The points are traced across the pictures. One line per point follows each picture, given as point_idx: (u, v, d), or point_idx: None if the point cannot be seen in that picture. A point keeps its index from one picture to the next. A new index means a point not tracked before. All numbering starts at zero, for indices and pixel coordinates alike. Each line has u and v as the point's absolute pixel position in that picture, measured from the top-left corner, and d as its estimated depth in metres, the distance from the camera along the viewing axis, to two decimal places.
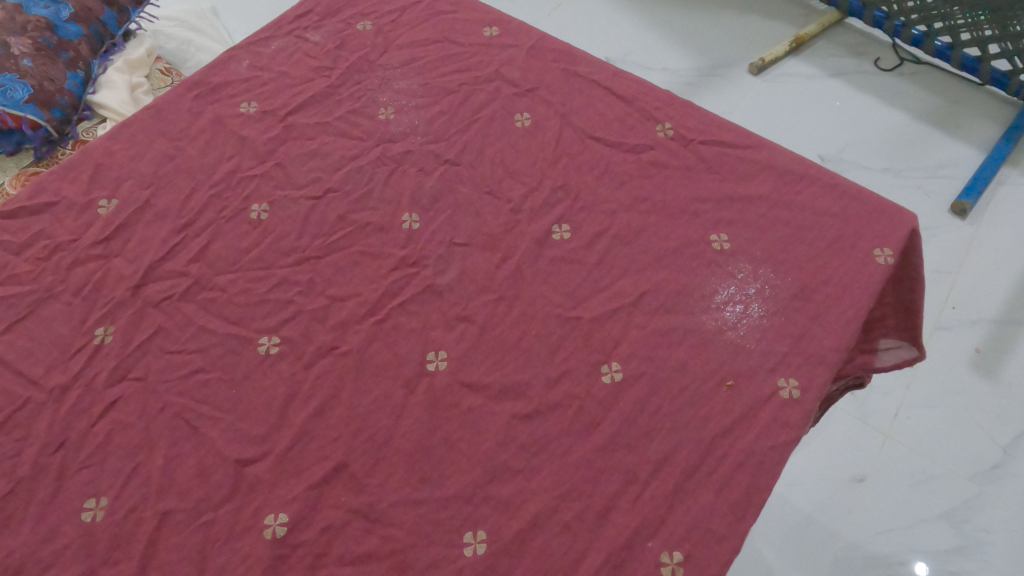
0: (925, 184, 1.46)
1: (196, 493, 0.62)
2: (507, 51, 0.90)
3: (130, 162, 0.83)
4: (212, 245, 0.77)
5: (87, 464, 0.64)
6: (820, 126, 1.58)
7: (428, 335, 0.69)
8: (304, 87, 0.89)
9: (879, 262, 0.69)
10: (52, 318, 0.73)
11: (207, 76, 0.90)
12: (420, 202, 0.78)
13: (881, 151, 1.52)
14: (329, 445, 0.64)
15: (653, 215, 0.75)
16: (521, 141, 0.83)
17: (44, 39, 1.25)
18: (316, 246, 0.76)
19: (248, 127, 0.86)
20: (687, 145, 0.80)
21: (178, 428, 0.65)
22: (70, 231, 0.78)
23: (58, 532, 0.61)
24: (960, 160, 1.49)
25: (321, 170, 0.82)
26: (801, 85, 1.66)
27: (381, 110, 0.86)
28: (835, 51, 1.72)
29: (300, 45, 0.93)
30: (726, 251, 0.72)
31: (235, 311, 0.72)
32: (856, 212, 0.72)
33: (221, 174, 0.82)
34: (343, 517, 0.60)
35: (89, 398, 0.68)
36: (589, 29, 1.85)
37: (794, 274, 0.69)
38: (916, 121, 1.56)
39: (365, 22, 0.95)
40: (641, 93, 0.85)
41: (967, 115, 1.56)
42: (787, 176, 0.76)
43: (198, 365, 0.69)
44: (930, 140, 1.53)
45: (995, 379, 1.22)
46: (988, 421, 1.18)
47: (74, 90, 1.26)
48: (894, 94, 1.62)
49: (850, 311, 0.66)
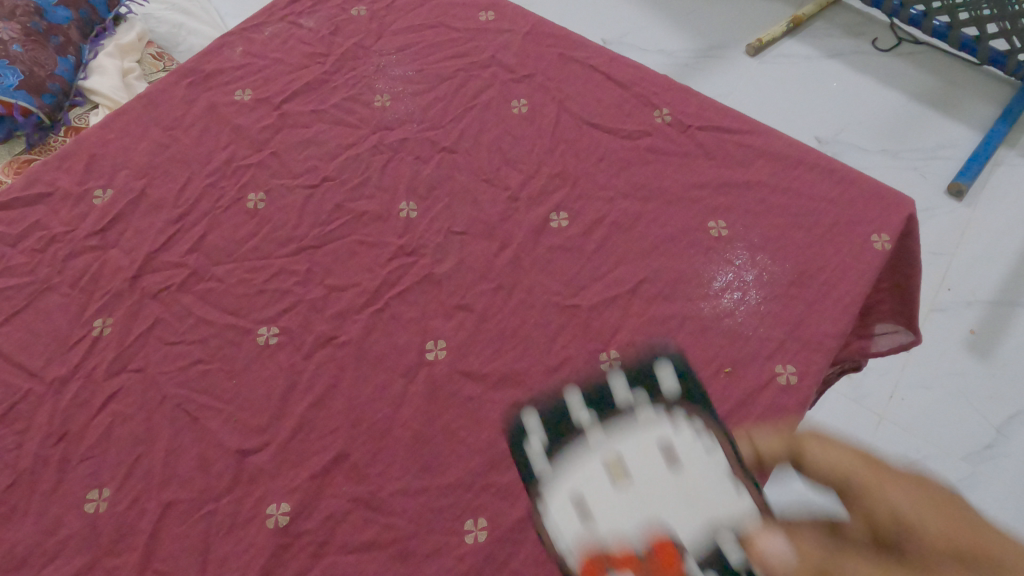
0: (923, 165, 1.46)
1: (198, 484, 0.62)
2: (503, 36, 0.89)
3: (125, 152, 0.82)
4: (209, 235, 0.76)
5: (88, 457, 0.64)
6: (817, 108, 1.56)
7: (427, 324, 0.69)
8: (299, 74, 0.88)
9: (877, 248, 0.69)
10: (50, 311, 0.72)
11: (200, 63, 0.89)
12: (417, 190, 0.78)
13: (878, 132, 1.51)
14: (330, 435, 0.64)
15: (651, 202, 0.75)
16: (519, 129, 0.82)
17: (32, 24, 1.21)
18: (313, 236, 0.76)
19: (243, 115, 0.85)
20: (684, 131, 0.79)
21: (180, 419, 0.66)
22: (66, 222, 0.77)
23: (61, 523, 0.62)
24: (957, 141, 1.48)
25: (317, 159, 0.81)
26: (798, 66, 1.64)
27: (377, 98, 0.85)
28: (833, 31, 1.70)
29: (294, 31, 0.92)
30: (724, 238, 0.72)
31: (234, 301, 0.72)
32: (854, 197, 0.72)
33: (216, 164, 0.81)
34: (345, 505, 0.61)
35: (88, 389, 0.68)
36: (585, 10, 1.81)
37: (792, 260, 0.70)
38: (913, 102, 1.55)
39: (359, 6, 0.93)
40: (639, 78, 0.84)
41: (964, 96, 1.55)
42: (786, 163, 0.75)
43: (197, 356, 0.69)
44: (927, 121, 1.52)
45: (990, 359, 1.23)
46: (982, 402, 1.19)
47: (65, 76, 1.22)
48: (892, 76, 1.60)
49: (848, 297, 0.67)
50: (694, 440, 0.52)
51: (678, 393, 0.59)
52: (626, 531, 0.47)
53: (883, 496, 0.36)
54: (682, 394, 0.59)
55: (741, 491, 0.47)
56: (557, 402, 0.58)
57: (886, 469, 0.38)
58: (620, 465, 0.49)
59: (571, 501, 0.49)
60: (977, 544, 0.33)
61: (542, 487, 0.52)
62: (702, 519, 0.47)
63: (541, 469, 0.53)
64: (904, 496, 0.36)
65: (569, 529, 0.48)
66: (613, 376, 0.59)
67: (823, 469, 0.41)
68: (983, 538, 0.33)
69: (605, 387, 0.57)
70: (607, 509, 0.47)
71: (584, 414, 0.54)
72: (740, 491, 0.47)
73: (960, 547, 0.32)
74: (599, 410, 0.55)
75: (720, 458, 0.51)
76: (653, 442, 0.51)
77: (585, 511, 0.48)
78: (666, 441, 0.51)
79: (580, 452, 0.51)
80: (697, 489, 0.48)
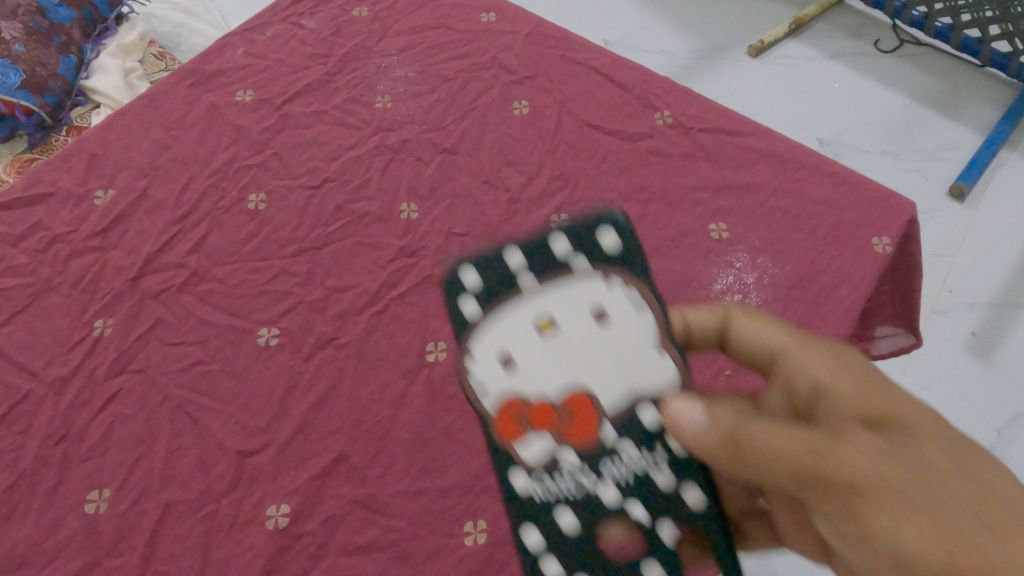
0: (923, 167, 1.41)
1: (198, 485, 0.63)
2: (505, 37, 0.89)
3: (126, 152, 0.82)
4: (210, 236, 0.76)
5: (89, 458, 0.64)
6: (818, 110, 1.51)
7: (428, 326, 0.69)
8: (300, 75, 0.88)
9: (877, 250, 0.69)
10: (51, 312, 0.72)
11: (201, 63, 0.88)
12: (418, 191, 0.78)
13: (880, 134, 1.47)
14: (330, 436, 0.64)
15: (652, 204, 0.76)
16: (520, 130, 0.82)
17: (35, 23, 1.21)
18: (314, 237, 0.76)
19: (244, 116, 0.84)
20: (685, 133, 0.79)
21: (180, 420, 0.66)
22: (67, 222, 0.77)
23: (62, 524, 0.62)
24: (959, 143, 1.44)
25: (318, 160, 0.81)
26: (799, 68, 1.58)
27: (378, 99, 0.85)
28: (836, 32, 1.63)
29: (296, 32, 0.91)
30: (724, 241, 0.73)
31: (234, 302, 0.72)
32: (855, 200, 0.72)
33: (217, 164, 0.81)
34: (345, 507, 0.61)
35: (89, 390, 0.68)
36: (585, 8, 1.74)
37: (793, 262, 0.70)
38: (915, 103, 1.50)
39: (361, 7, 0.93)
40: (641, 80, 0.83)
41: (966, 97, 1.50)
42: (787, 166, 0.75)
43: (197, 357, 0.69)
44: (929, 123, 1.47)
45: (991, 362, 1.20)
46: (983, 405, 1.16)
47: (67, 76, 1.22)
48: (895, 76, 1.54)
49: (848, 300, 0.67)
50: (628, 299, 0.47)
51: (628, 258, 0.48)
52: (546, 388, 0.46)
53: (809, 374, 0.46)
54: (623, 257, 0.48)
55: (662, 349, 0.47)
56: (493, 251, 0.49)
57: (805, 347, 0.48)
58: (551, 321, 0.46)
59: (496, 349, 0.47)
60: (883, 405, 0.41)
61: (468, 341, 0.47)
62: (621, 377, 0.46)
63: (473, 324, 0.48)
64: (826, 369, 0.45)
65: (490, 379, 0.47)
66: (553, 236, 0.48)
67: (752, 345, 0.52)
68: (891, 401, 0.41)
69: (546, 248, 0.48)
70: (530, 359, 0.46)
71: (525, 277, 0.48)
72: (663, 354, 0.47)
73: (866, 410, 0.41)
74: (536, 273, 0.48)
75: (650, 314, 0.47)
76: (585, 301, 0.47)
77: (507, 361, 0.46)
78: (597, 303, 0.47)
79: (511, 308, 0.47)
80: (626, 348, 0.46)
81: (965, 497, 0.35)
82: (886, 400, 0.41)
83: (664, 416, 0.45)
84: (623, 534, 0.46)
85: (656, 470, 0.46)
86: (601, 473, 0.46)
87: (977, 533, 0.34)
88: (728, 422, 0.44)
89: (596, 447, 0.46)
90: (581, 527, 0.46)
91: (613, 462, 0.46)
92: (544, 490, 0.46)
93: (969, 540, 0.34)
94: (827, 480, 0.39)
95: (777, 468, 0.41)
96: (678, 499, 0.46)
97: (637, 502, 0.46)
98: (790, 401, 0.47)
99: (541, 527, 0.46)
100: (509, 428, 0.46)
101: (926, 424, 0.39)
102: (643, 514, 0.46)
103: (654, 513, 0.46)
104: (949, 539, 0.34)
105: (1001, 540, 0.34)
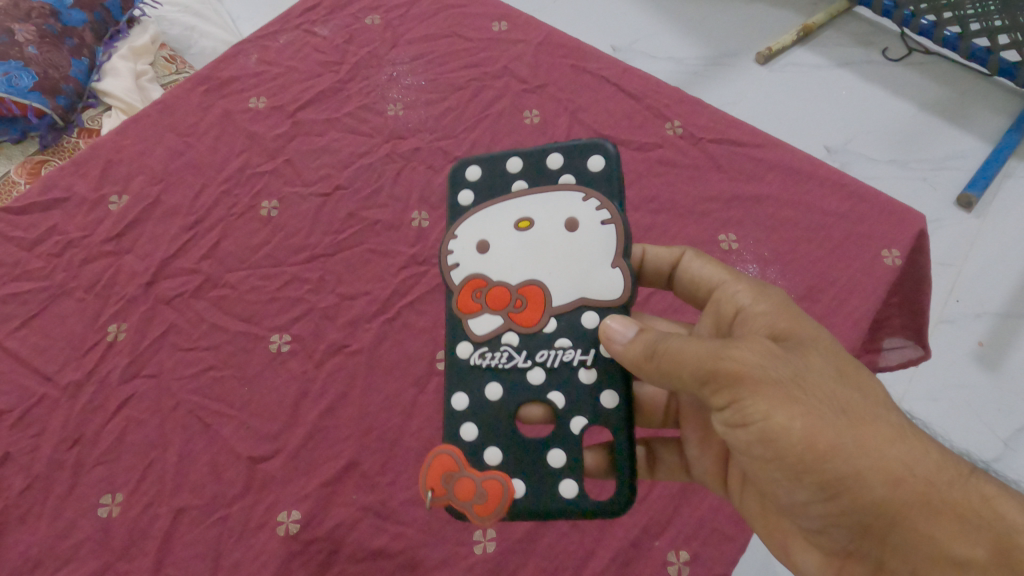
0: (932, 175, 1.25)
1: (210, 490, 0.63)
2: (516, 47, 0.89)
3: (139, 157, 0.82)
4: (222, 242, 0.77)
5: (101, 462, 0.65)
6: (822, 114, 1.34)
7: (439, 334, 0.70)
8: (313, 82, 0.88)
9: (886, 262, 0.69)
10: (65, 317, 0.73)
11: (215, 70, 0.89)
12: (429, 199, 0.79)
13: (887, 140, 1.30)
14: (341, 443, 0.65)
15: (662, 215, 0.77)
16: (530, 139, 0.83)
17: (47, 26, 1.12)
18: (326, 244, 0.76)
19: (258, 122, 0.85)
20: (695, 144, 0.80)
21: (192, 425, 0.66)
22: (82, 228, 0.78)
23: (75, 527, 0.62)
24: (966, 152, 1.27)
25: (330, 167, 0.82)
26: (807, 77, 1.39)
27: (390, 107, 0.86)
28: (842, 41, 1.45)
29: (309, 39, 0.92)
30: (734, 251, 0.74)
31: (247, 308, 0.73)
32: (865, 212, 0.72)
33: (230, 171, 0.81)
34: (355, 514, 0.61)
35: (103, 394, 0.68)
36: (585, 9, 1.55)
37: (802, 274, 0.71)
38: (922, 113, 1.33)
39: (373, 16, 0.94)
40: (652, 90, 0.84)
41: (976, 108, 1.33)
42: (798, 177, 0.75)
43: (209, 363, 0.70)
44: (934, 133, 1.30)
45: (1000, 372, 1.05)
46: (992, 415, 1.02)
47: (79, 78, 1.13)
48: (899, 85, 1.37)
49: (857, 312, 0.68)
50: (597, 214, 0.51)
51: (610, 184, 0.52)
52: (509, 276, 0.50)
53: (735, 301, 0.50)
54: (605, 179, 0.52)
55: (614, 261, 0.50)
56: (497, 158, 0.55)
57: (739, 279, 0.52)
58: (529, 221, 0.51)
59: (475, 236, 0.52)
60: (788, 326, 0.45)
61: (456, 224, 0.53)
62: (572, 280, 0.50)
63: (466, 211, 0.54)
64: (750, 300, 0.49)
65: (466, 259, 0.52)
66: (551, 151, 0.54)
67: (697, 281, 0.57)
68: (795, 324, 0.45)
69: (542, 157, 0.54)
70: (502, 249, 0.51)
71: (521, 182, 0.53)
72: (615, 265, 0.50)
73: (774, 328, 0.45)
74: (529, 179, 0.53)
75: (613, 229, 0.50)
76: (558, 209, 0.51)
77: (483, 246, 0.52)
78: (566, 211, 0.51)
79: (496, 206, 0.53)
80: (581, 256, 0.50)
81: (835, 392, 0.39)
82: (791, 320, 0.45)
83: (600, 331, 0.47)
84: (542, 416, 0.52)
85: (583, 366, 0.48)
86: (534, 356, 0.49)
87: (835, 420, 0.38)
88: (652, 336, 0.44)
89: (534, 334, 0.49)
90: (503, 398, 0.48)
91: (547, 349, 0.49)
92: (481, 358, 0.50)
93: (823, 420, 0.38)
94: (720, 374, 0.39)
95: (682, 371, 0.42)
96: (595, 396, 0.48)
97: (558, 391, 0.48)
98: (715, 322, 0.52)
99: (468, 390, 0.49)
100: (466, 299, 0.51)
101: (817, 340, 0.43)
102: (559, 399, 0.48)
103: (571, 403, 0.48)
104: (813, 421, 0.38)
105: (855, 424, 0.38)
